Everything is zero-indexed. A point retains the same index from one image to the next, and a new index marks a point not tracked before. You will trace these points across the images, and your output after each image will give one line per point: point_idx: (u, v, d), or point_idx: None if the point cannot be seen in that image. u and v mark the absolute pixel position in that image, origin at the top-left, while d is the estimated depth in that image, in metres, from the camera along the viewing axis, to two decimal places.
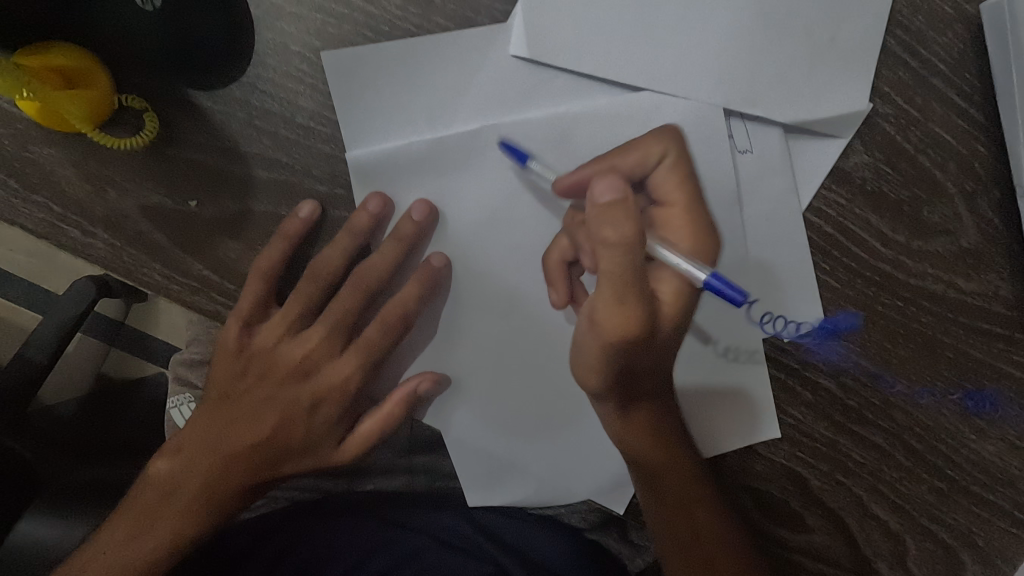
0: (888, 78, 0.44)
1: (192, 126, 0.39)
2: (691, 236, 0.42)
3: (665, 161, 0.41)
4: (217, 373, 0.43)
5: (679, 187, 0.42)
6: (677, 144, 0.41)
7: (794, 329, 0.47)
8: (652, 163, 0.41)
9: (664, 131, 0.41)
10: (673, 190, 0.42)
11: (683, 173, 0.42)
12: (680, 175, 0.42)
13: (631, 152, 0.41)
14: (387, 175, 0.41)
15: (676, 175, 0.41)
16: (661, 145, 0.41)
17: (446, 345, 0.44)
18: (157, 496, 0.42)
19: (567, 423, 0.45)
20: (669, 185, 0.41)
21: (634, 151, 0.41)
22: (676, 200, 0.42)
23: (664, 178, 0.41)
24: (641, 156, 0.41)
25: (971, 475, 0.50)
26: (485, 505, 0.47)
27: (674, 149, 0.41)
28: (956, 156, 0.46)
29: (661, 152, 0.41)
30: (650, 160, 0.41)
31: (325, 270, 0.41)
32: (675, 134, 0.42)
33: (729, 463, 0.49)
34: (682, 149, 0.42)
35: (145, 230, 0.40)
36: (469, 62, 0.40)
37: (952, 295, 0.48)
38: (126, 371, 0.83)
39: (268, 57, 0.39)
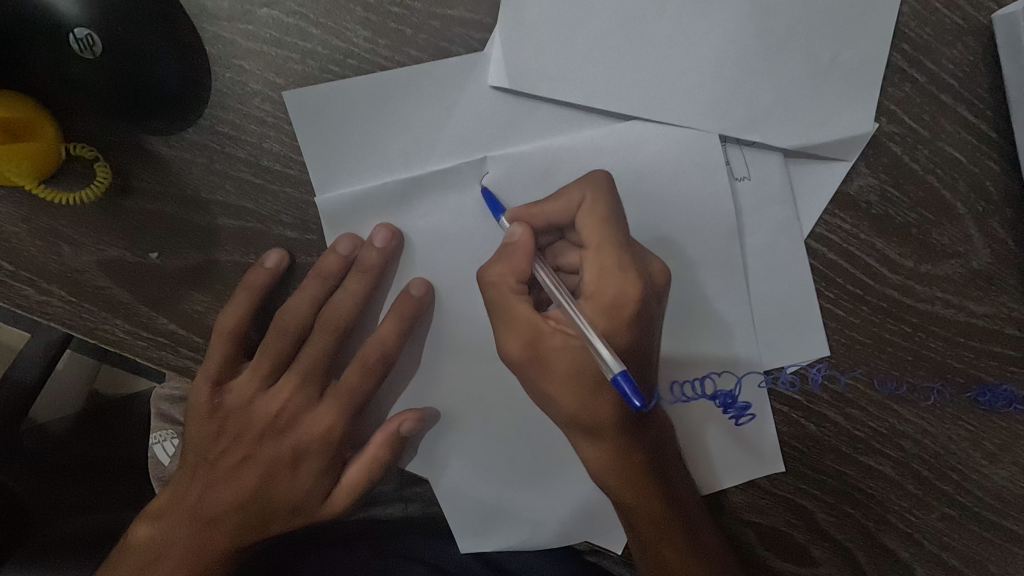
0: (893, 94, 0.41)
1: (149, 174, 0.37)
2: (603, 281, 0.38)
3: (585, 204, 0.39)
4: (193, 436, 0.41)
5: (598, 228, 0.38)
6: (598, 191, 0.39)
7: (700, 390, 0.43)
8: (571, 209, 0.39)
9: (588, 176, 0.39)
10: (591, 231, 0.38)
11: (604, 215, 0.39)
12: (599, 217, 0.39)
13: (554, 204, 0.39)
14: (361, 218, 0.39)
15: (596, 217, 0.39)
16: (580, 192, 0.39)
17: (428, 386, 0.41)
18: (138, 566, 0.40)
19: (566, 467, 0.42)
20: (588, 228, 0.38)
21: (556, 203, 0.39)
22: (595, 244, 0.38)
23: (586, 221, 0.39)
24: (563, 205, 0.39)
25: (985, 501, 0.44)
26: (480, 552, 0.43)
27: (594, 195, 0.39)
28: (967, 174, 0.42)
29: (580, 197, 0.39)
30: (571, 207, 0.39)
31: (295, 319, 0.39)
32: (600, 182, 0.39)
33: (731, 501, 0.44)
34: (603, 192, 0.39)
35: (104, 285, 0.38)
36: (445, 96, 0.38)
37: (963, 319, 0.43)
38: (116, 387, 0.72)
39: (227, 98, 0.37)
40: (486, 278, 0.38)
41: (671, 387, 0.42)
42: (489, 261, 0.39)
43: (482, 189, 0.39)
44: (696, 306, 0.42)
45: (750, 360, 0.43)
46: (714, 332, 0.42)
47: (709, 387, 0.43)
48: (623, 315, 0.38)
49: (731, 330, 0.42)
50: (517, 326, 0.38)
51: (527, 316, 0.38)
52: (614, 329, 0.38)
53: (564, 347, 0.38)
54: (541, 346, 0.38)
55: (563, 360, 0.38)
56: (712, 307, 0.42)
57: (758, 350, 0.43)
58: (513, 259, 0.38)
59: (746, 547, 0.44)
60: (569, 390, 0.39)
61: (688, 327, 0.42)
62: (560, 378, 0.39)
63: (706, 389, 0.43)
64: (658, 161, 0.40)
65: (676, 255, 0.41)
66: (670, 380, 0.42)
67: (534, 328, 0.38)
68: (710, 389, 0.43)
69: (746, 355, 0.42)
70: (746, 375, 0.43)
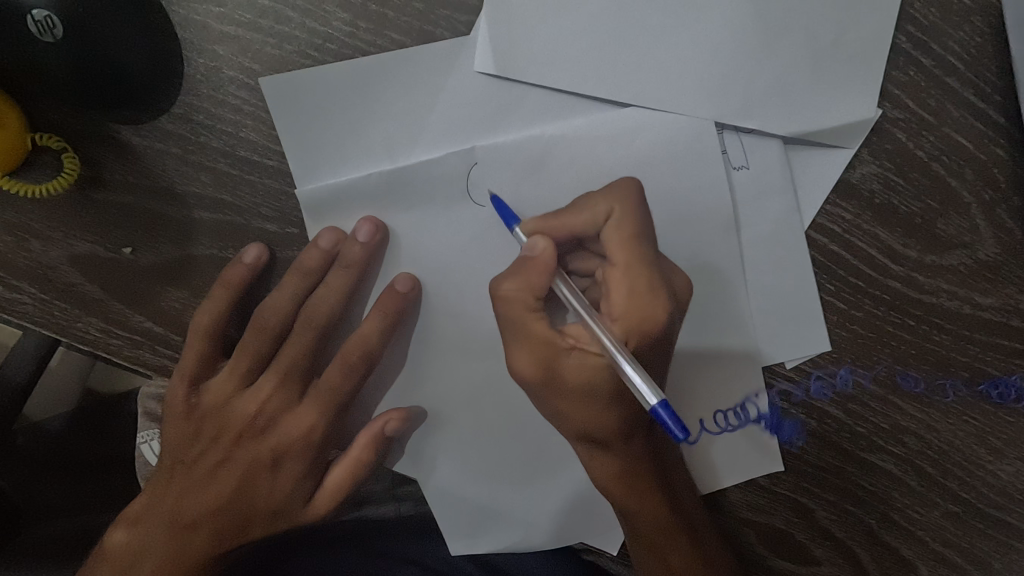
0: (897, 78, 0.40)
1: (122, 166, 0.36)
2: (631, 301, 0.37)
3: (612, 219, 0.37)
4: (170, 438, 0.40)
5: (625, 244, 0.37)
6: (624, 200, 0.38)
7: (744, 416, 0.42)
8: (597, 222, 0.37)
9: (614, 185, 0.38)
10: (618, 247, 0.37)
11: (632, 232, 0.37)
12: (627, 233, 0.37)
13: (578, 215, 0.37)
14: (342, 211, 0.37)
15: (623, 233, 0.37)
16: (605, 202, 0.38)
17: (414, 385, 0.39)
18: (116, 572, 0.38)
19: (557, 467, 0.41)
20: (615, 243, 0.37)
21: (579, 213, 0.37)
22: (622, 261, 0.37)
23: (612, 236, 0.37)
24: (587, 217, 0.37)
25: (990, 498, 0.43)
26: (471, 554, 0.42)
27: (621, 208, 0.37)
28: (973, 161, 0.40)
29: (607, 210, 0.37)
30: (597, 220, 0.37)
31: (275, 316, 0.38)
32: (628, 188, 0.38)
33: (730, 499, 0.42)
34: (629, 203, 0.38)
35: (76, 282, 0.36)
36: (430, 83, 0.37)
37: (968, 312, 0.42)
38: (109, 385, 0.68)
39: (201, 86, 0.36)
40: (500, 293, 0.36)
41: (714, 417, 0.42)
42: (506, 273, 0.37)
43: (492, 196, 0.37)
44: (693, 299, 0.40)
45: (749, 356, 0.41)
46: (712, 328, 0.41)
47: (752, 412, 0.42)
48: (650, 336, 0.37)
49: (729, 325, 0.41)
50: (531, 343, 0.37)
51: (543, 332, 0.37)
52: (638, 349, 0.37)
53: (581, 366, 0.37)
54: (556, 364, 0.37)
55: (580, 377, 0.37)
56: (710, 301, 0.40)
57: (758, 347, 0.41)
58: (530, 274, 0.36)
59: (744, 545, 0.43)
60: (581, 406, 0.38)
61: (684, 320, 0.40)
62: (573, 395, 0.37)
63: (749, 415, 0.42)
64: (653, 150, 0.39)
65: (673, 248, 0.40)
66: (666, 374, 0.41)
67: (550, 346, 0.37)
68: (753, 413, 0.42)
69: (745, 351, 0.41)
70: (745, 371, 0.41)
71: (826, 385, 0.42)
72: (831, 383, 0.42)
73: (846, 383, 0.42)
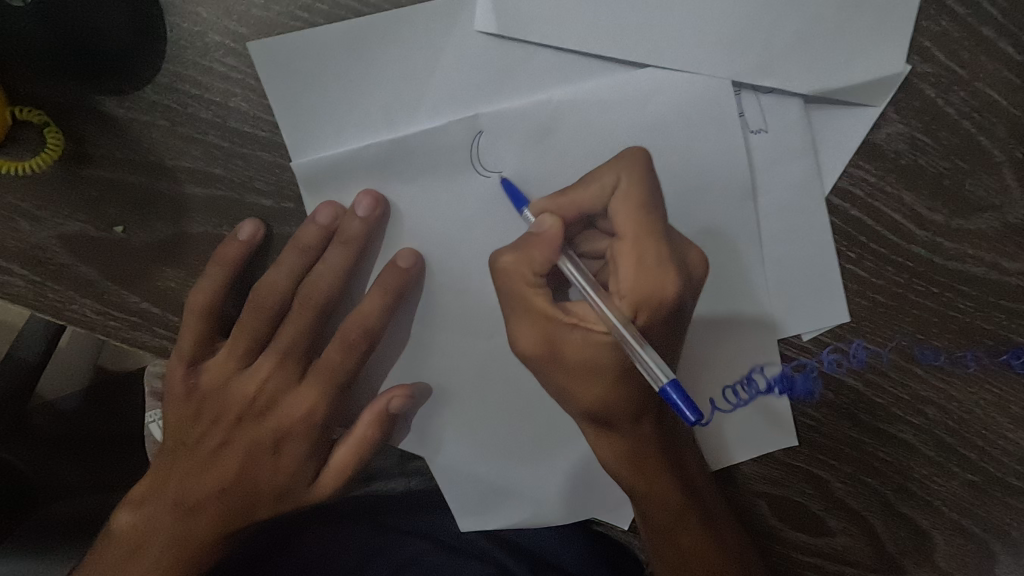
0: (928, 29, 0.37)
1: (109, 140, 0.34)
2: (638, 275, 0.37)
3: (620, 189, 0.37)
4: (170, 421, 0.39)
5: (634, 216, 0.37)
6: (633, 171, 0.37)
7: (751, 389, 0.40)
8: (605, 196, 0.37)
9: (620, 155, 0.36)
10: (627, 221, 0.37)
11: (640, 200, 0.37)
12: (636, 205, 0.37)
13: (588, 189, 0.36)
14: (341, 184, 0.36)
15: (630, 204, 0.37)
16: (614, 173, 0.36)
17: (418, 362, 0.38)
18: (123, 553, 0.38)
19: (565, 444, 0.40)
20: (623, 216, 0.37)
21: (590, 187, 0.36)
22: (629, 233, 0.37)
23: (620, 208, 0.37)
24: (596, 192, 0.37)
25: (1009, 467, 0.42)
26: (480, 530, 0.41)
27: (629, 176, 0.37)
28: (1006, 117, 0.38)
29: (614, 181, 0.37)
30: (605, 193, 0.37)
31: (274, 295, 0.37)
32: (638, 159, 0.37)
33: (743, 473, 0.42)
34: (640, 172, 0.37)
35: (67, 262, 0.35)
36: (429, 45, 0.34)
37: (994, 278, 0.40)
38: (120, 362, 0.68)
39: (187, 53, 0.34)
40: (498, 267, 0.36)
41: (725, 395, 0.40)
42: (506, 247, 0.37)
43: (503, 180, 0.36)
44: (711, 271, 0.39)
45: (766, 329, 0.39)
46: (728, 300, 0.39)
47: (762, 382, 0.40)
48: (656, 310, 0.37)
49: (745, 295, 0.39)
50: (533, 317, 0.37)
51: (544, 308, 0.37)
52: (646, 322, 0.37)
53: (583, 343, 0.37)
54: (557, 340, 0.37)
55: (580, 353, 0.37)
56: (728, 273, 0.39)
57: (774, 318, 0.39)
58: (533, 249, 0.36)
59: (756, 517, 0.42)
60: (585, 384, 0.38)
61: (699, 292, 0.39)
62: (576, 370, 0.38)
63: (759, 385, 0.40)
64: (667, 114, 0.37)
65: (688, 216, 0.38)
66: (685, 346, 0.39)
67: (550, 320, 0.37)
68: (762, 384, 0.40)
69: (763, 324, 0.39)
70: (761, 343, 0.40)
71: (841, 357, 0.40)
72: (845, 357, 0.40)
73: (862, 356, 0.40)
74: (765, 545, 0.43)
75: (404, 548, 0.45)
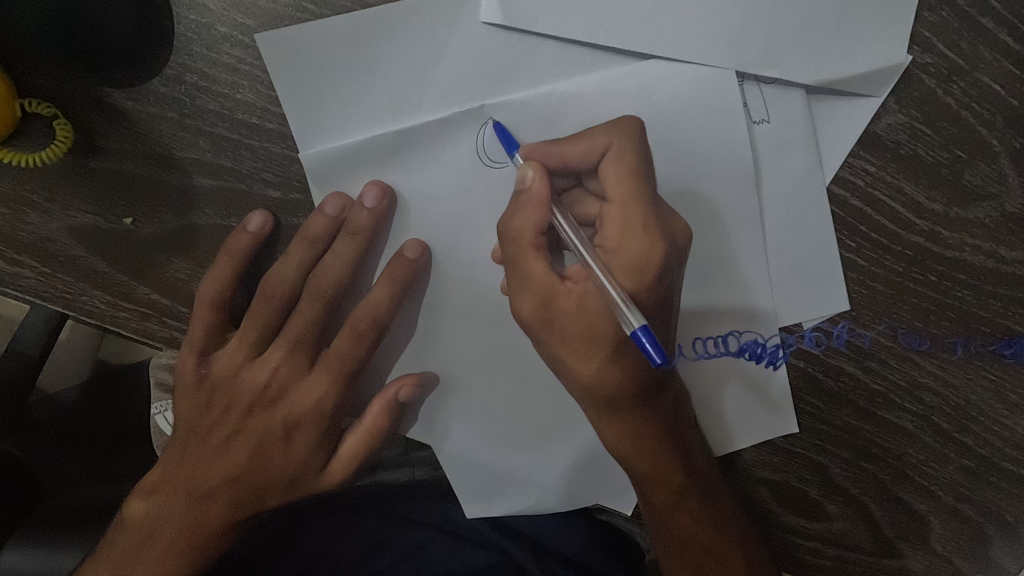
0: (929, 20, 0.37)
1: (117, 133, 0.35)
2: (629, 239, 0.35)
3: (610, 152, 0.35)
4: (181, 411, 0.40)
5: (624, 180, 0.35)
6: (625, 136, 0.36)
7: (722, 347, 0.41)
8: (593, 156, 0.36)
9: (620, 120, 0.36)
10: (616, 184, 0.35)
11: (631, 167, 0.35)
12: (626, 169, 0.35)
13: (575, 147, 0.36)
14: (348, 175, 0.36)
15: (621, 168, 0.35)
16: (604, 137, 0.36)
17: (426, 351, 0.39)
18: (134, 541, 0.39)
19: (568, 431, 0.40)
20: (612, 179, 0.35)
21: (578, 145, 0.36)
22: (618, 197, 0.35)
23: (610, 171, 0.35)
24: (584, 150, 0.36)
25: (1004, 452, 0.42)
26: (486, 516, 0.42)
27: (620, 141, 0.35)
28: (1004, 107, 0.38)
29: (605, 144, 0.36)
30: (594, 154, 0.36)
31: (282, 286, 0.37)
32: (631, 126, 0.36)
33: (745, 458, 0.42)
34: (631, 138, 0.36)
35: (77, 254, 0.35)
36: (434, 35, 0.35)
37: (992, 266, 0.40)
38: (122, 356, 0.68)
39: (193, 45, 0.34)
40: (505, 233, 0.35)
41: (694, 343, 0.41)
42: (507, 214, 0.35)
43: (493, 124, 0.36)
44: (712, 260, 0.39)
45: (764, 317, 0.40)
46: (727, 287, 0.40)
47: (733, 344, 0.41)
48: (650, 281, 0.35)
49: (744, 282, 0.40)
50: (532, 285, 0.35)
51: (542, 275, 0.35)
52: (634, 290, 0.34)
53: (580, 309, 0.35)
54: (556, 308, 0.35)
55: (578, 322, 0.35)
56: (728, 263, 0.40)
57: (771, 306, 0.40)
58: (529, 209, 0.34)
59: (758, 503, 0.43)
60: (584, 354, 0.36)
61: (701, 279, 0.40)
62: (573, 342, 0.36)
63: (729, 346, 0.41)
64: (671, 105, 0.37)
65: (689, 205, 0.38)
66: (684, 330, 0.40)
67: (549, 288, 0.35)
68: (733, 346, 0.41)
69: (761, 311, 0.40)
70: (760, 331, 0.40)
71: (821, 336, 0.41)
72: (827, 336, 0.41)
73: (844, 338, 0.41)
74: (768, 531, 0.43)
75: (410, 537, 0.46)
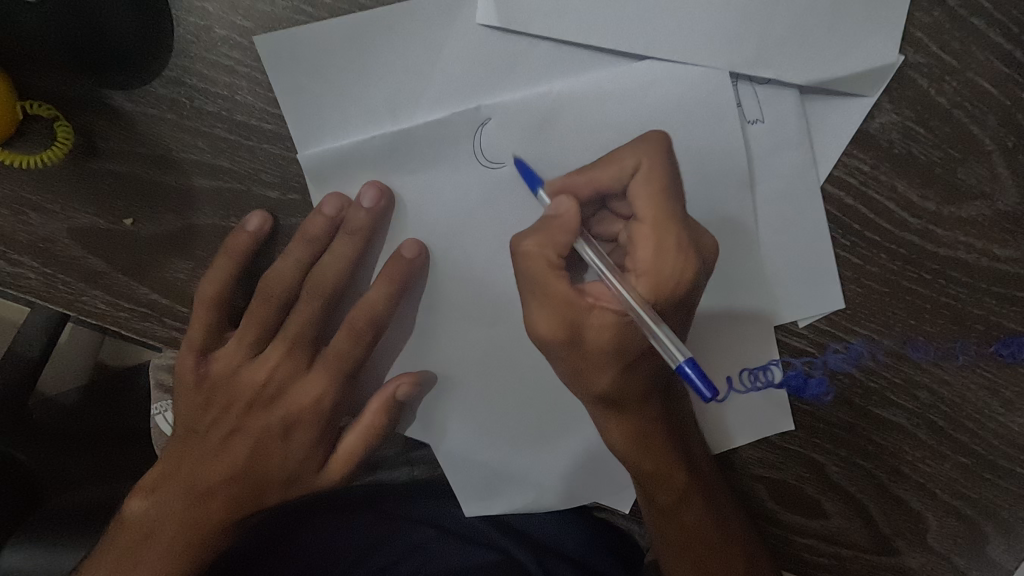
0: (921, 20, 0.38)
1: (118, 134, 0.35)
2: (658, 257, 0.37)
3: (639, 172, 0.37)
4: (181, 411, 0.40)
5: (654, 200, 0.37)
6: (652, 154, 0.37)
7: (767, 379, 0.41)
8: (624, 178, 0.37)
9: (644, 138, 0.37)
10: (647, 205, 0.37)
11: (660, 187, 0.37)
12: (656, 188, 0.37)
13: (606, 170, 0.37)
14: (345, 176, 0.36)
15: (651, 189, 0.37)
16: (633, 156, 0.37)
17: (424, 349, 0.39)
18: (135, 539, 0.39)
19: (566, 430, 0.41)
20: (642, 199, 0.37)
21: (609, 167, 0.37)
22: (649, 217, 0.37)
23: (640, 191, 0.37)
24: (614, 172, 0.37)
25: (1000, 450, 0.43)
26: (485, 515, 0.42)
27: (649, 161, 0.37)
28: (997, 106, 0.39)
29: (634, 164, 0.37)
30: (623, 175, 0.37)
31: (280, 286, 0.38)
32: (659, 142, 0.37)
33: (742, 457, 0.43)
34: (659, 157, 0.37)
35: (78, 255, 0.36)
36: (432, 38, 0.35)
37: (985, 265, 0.41)
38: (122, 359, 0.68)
39: (193, 47, 0.34)
40: (520, 250, 0.36)
41: (720, 358, 0.41)
42: (525, 231, 0.36)
43: (516, 160, 0.36)
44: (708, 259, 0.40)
45: (759, 316, 0.41)
46: (722, 285, 0.40)
47: (777, 375, 0.41)
48: (672, 294, 0.38)
49: (739, 281, 0.40)
50: (554, 303, 0.36)
51: (563, 293, 0.36)
52: (661, 305, 0.37)
53: (602, 324, 0.36)
54: (580, 326, 0.36)
55: (602, 337, 0.37)
56: (723, 262, 0.40)
57: (766, 306, 0.40)
58: (556, 233, 0.35)
59: (755, 501, 0.43)
60: (601, 365, 0.37)
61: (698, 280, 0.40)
62: (595, 355, 0.37)
63: (754, 353, 0.41)
64: (666, 105, 0.37)
65: (685, 204, 0.39)
66: (697, 342, 0.41)
67: (570, 305, 0.36)
68: (758, 352, 0.41)
69: (756, 310, 0.40)
70: (756, 330, 0.41)
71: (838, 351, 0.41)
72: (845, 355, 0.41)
73: (858, 355, 0.41)
74: (764, 529, 0.44)
75: (409, 535, 0.46)
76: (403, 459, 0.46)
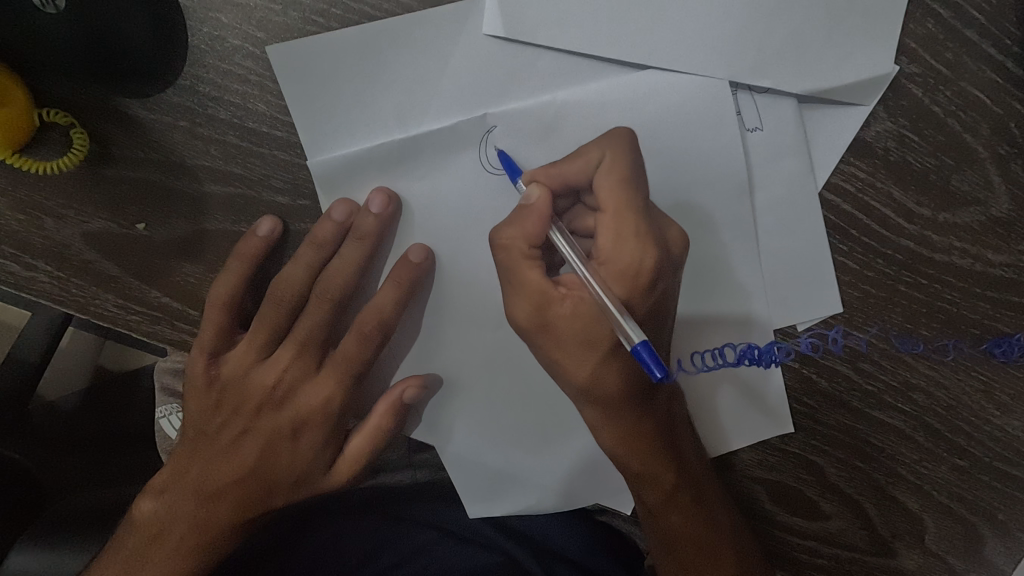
0: (915, 32, 0.39)
1: (130, 140, 0.36)
2: (622, 247, 0.36)
3: (605, 164, 0.37)
4: (191, 412, 0.41)
5: (617, 189, 0.36)
6: (617, 148, 0.37)
7: (721, 359, 0.42)
8: (590, 170, 0.37)
9: (609, 134, 0.38)
10: (611, 194, 0.36)
11: (624, 176, 0.37)
12: (620, 178, 0.36)
13: (573, 164, 0.37)
14: (354, 181, 0.37)
15: (614, 179, 0.36)
16: (599, 150, 0.37)
17: (430, 352, 0.40)
18: (145, 540, 0.39)
19: (568, 432, 0.41)
20: (606, 189, 0.36)
21: (575, 161, 0.37)
22: (612, 207, 0.36)
23: (603, 183, 0.36)
24: (581, 165, 0.37)
25: (996, 452, 0.43)
26: (489, 516, 0.43)
27: (614, 153, 0.37)
28: (989, 115, 0.40)
29: (599, 157, 0.37)
30: (590, 167, 0.37)
31: (289, 290, 0.38)
32: (624, 138, 0.37)
33: (741, 459, 0.43)
34: (624, 149, 0.37)
35: (91, 259, 0.36)
36: (438, 48, 0.36)
37: (980, 270, 0.42)
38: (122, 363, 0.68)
39: (205, 56, 0.35)
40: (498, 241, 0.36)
41: (693, 358, 0.42)
42: (502, 222, 0.36)
43: (499, 152, 0.37)
44: (706, 263, 0.41)
45: (759, 317, 0.41)
46: (720, 287, 0.41)
47: (731, 355, 0.42)
48: (641, 285, 0.36)
49: (738, 283, 0.41)
50: (526, 291, 0.37)
51: (537, 282, 0.36)
52: (628, 295, 0.36)
53: (574, 313, 0.36)
54: (551, 314, 0.37)
55: (573, 326, 0.36)
56: (720, 267, 0.41)
57: (766, 308, 0.41)
58: (527, 222, 0.35)
59: (755, 502, 0.44)
60: (580, 358, 0.37)
61: (701, 284, 0.41)
62: (568, 345, 0.37)
63: (727, 357, 0.42)
64: (667, 113, 0.38)
65: (687, 208, 0.40)
66: (688, 344, 0.41)
67: (543, 295, 0.36)
68: (732, 356, 0.42)
69: (755, 313, 0.41)
70: (756, 332, 0.41)
71: (818, 342, 0.42)
72: (822, 344, 0.42)
73: (839, 345, 0.42)
74: (764, 530, 0.44)
75: (414, 537, 0.46)
76: (408, 461, 0.46)
